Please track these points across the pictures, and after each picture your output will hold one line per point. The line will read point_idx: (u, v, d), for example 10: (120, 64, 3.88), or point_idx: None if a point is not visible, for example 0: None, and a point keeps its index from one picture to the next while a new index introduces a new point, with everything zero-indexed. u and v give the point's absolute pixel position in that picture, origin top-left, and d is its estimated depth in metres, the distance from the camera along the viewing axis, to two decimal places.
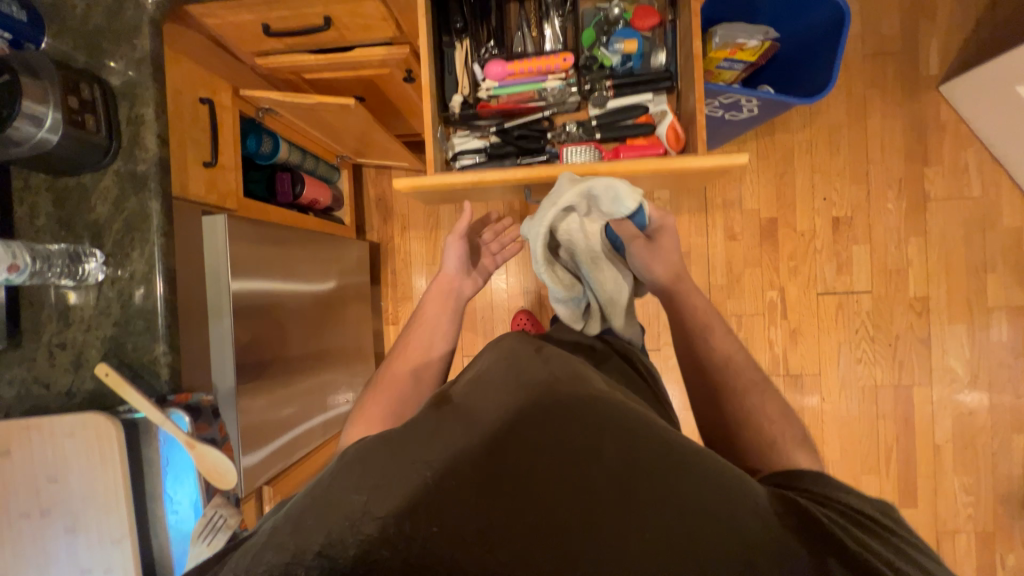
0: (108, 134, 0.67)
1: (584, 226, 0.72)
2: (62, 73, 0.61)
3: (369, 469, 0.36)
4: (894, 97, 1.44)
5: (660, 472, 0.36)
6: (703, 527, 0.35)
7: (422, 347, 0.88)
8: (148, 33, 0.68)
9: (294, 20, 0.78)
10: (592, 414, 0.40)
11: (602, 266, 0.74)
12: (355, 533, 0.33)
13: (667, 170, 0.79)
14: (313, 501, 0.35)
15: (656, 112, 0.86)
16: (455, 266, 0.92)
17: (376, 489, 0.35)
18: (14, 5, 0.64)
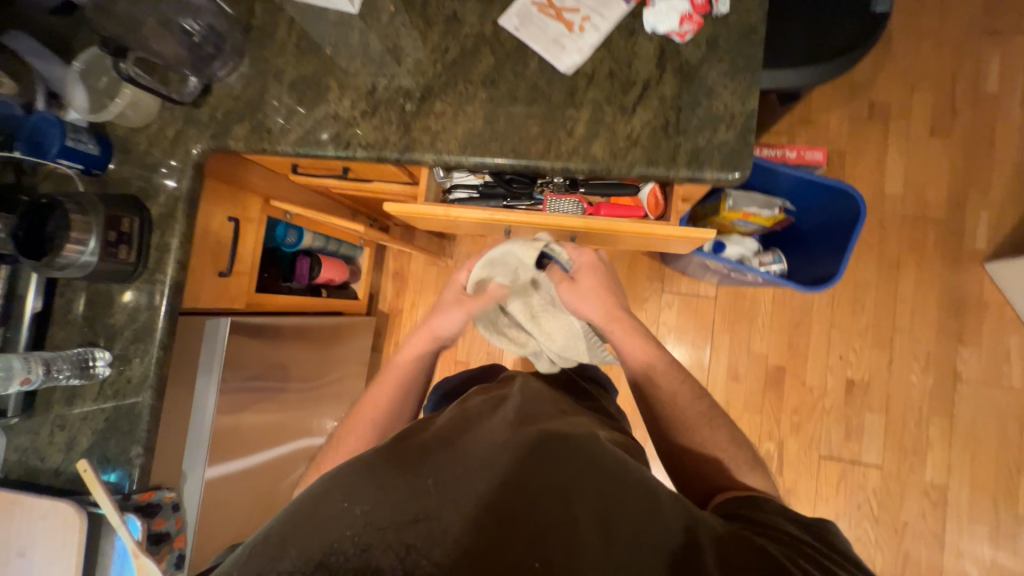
0: (137, 259, 0.78)
1: (520, 293, 0.78)
2: (109, 212, 0.73)
3: (375, 486, 0.45)
4: (933, 265, 1.36)
5: (613, 495, 0.44)
6: (653, 536, 0.42)
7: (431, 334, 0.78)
8: (190, 175, 0.79)
9: (317, 166, 0.87)
10: (554, 447, 0.50)
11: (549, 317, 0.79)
12: (356, 542, 0.40)
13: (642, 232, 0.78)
14: (305, 512, 0.43)
15: None
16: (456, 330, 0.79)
17: (377, 502, 0.43)
18: (90, 141, 0.78)
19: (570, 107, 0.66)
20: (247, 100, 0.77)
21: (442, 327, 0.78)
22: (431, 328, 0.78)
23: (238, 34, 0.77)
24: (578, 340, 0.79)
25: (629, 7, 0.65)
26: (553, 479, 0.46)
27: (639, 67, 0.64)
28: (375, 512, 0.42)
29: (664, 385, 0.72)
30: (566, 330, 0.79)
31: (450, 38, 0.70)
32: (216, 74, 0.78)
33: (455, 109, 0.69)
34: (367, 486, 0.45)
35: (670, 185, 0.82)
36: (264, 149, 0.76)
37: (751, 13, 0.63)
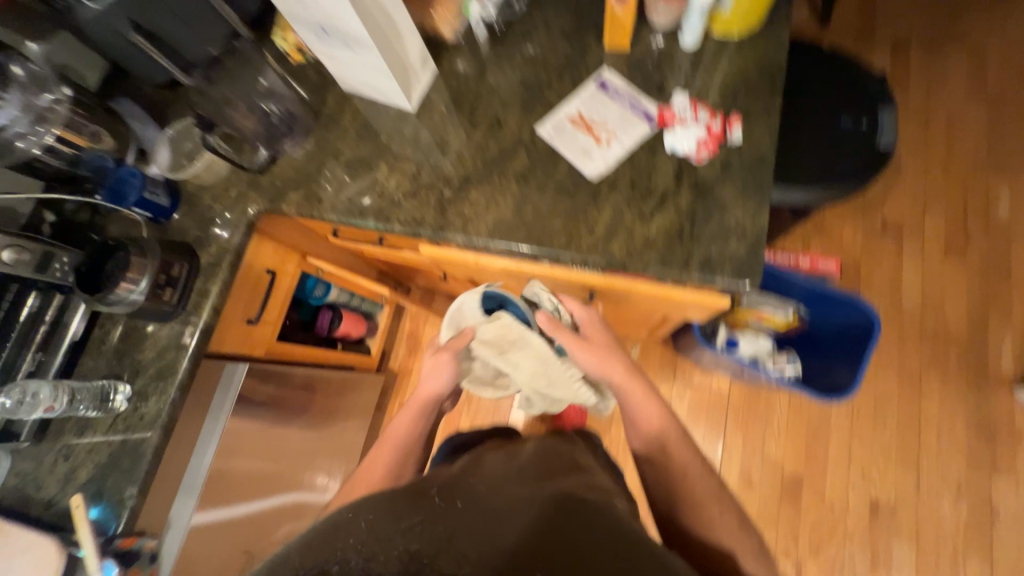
0: (178, 301, 0.83)
1: (486, 343, 0.81)
2: (163, 258, 0.80)
3: (384, 505, 0.49)
4: (957, 385, 1.32)
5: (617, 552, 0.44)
6: None
7: (423, 387, 0.83)
8: (243, 230, 0.87)
9: (356, 232, 0.95)
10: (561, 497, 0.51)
11: (519, 361, 0.81)
12: (358, 553, 0.43)
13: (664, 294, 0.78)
14: (326, 525, 0.47)
15: None
16: (444, 384, 0.83)
17: (383, 517, 0.47)
18: (162, 193, 0.88)
19: (593, 207, 0.72)
20: (305, 172, 0.87)
21: (432, 384, 0.82)
22: (425, 389, 0.83)
23: (309, 118, 0.89)
24: (550, 367, 0.81)
25: (652, 128, 0.73)
26: (559, 527, 0.47)
27: (658, 179, 0.71)
28: (381, 525, 0.46)
29: (688, 472, 0.71)
30: (535, 360, 0.81)
31: (490, 138, 0.80)
32: (283, 148, 0.88)
33: (489, 198, 0.76)
34: (377, 504, 0.49)
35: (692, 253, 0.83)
36: (313, 215, 0.85)
37: (763, 141, 0.70)
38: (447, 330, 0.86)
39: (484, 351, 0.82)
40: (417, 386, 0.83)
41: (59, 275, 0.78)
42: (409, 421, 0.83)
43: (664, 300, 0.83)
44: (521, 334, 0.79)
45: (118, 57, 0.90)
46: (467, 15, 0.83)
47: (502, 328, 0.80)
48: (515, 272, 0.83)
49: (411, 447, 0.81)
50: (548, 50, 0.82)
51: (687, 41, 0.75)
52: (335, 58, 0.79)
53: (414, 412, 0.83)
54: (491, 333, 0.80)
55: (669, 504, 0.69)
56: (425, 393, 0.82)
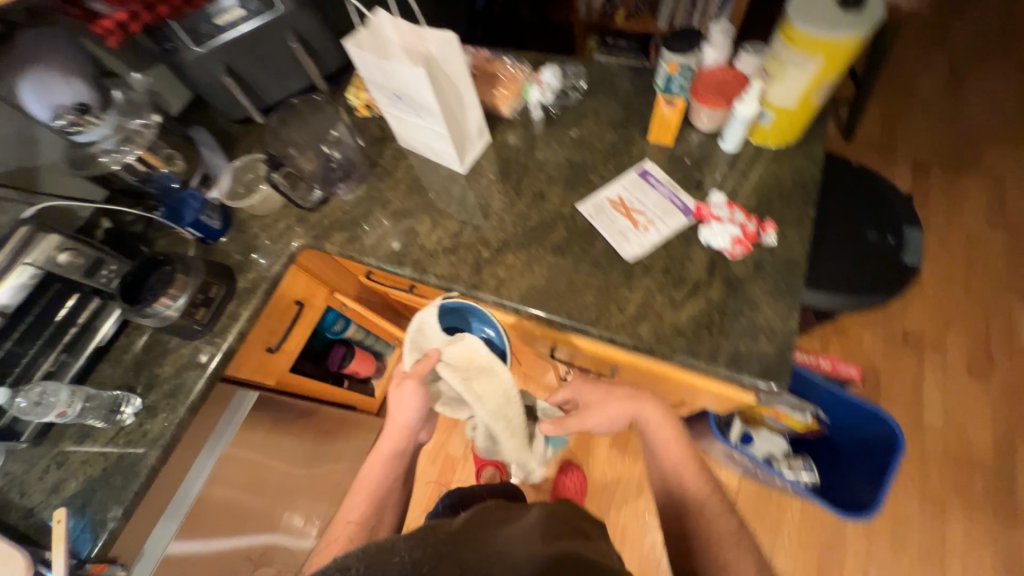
0: (208, 322, 0.84)
1: (450, 365, 0.84)
2: (205, 277, 0.83)
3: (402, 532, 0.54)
4: (983, 516, 1.25)
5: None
6: None
7: (400, 418, 0.86)
8: (283, 261, 0.90)
9: (389, 277, 0.97)
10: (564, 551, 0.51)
11: (478, 385, 0.85)
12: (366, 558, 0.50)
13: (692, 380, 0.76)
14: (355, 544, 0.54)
15: None
16: (412, 415, 0.86)
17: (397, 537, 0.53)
18: (214, 215, 0.92)
19: (625, 287, 0.74)
20: (353, 216, 0.92)
21: (401, 415, 0.85)
22: (394, 420, 0.86)
23: (364, 167, 0.96)
24: (509, 398, 0.88)
25: (688, 221, 0.77)
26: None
27: (692, 269, 0.73)
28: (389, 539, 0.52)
29: (705, 512, 0.70)
30: (496, 388, 0.87)
31: (532, 209, 0.84)
32: (337, 191, 0.94)
33: (525, 265, 0.79)
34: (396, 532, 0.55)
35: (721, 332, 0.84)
36: (354, 256, 0.89)
37: (796, 247, 0.72)
38: (409, 355, 0.87)
39: (447, 373, 0.84)
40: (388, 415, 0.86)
41: (103, 280, 0.81)
42: (388, 454, 0.86)
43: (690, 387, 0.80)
44: (482, 357, 0.84)
45: (205, 93, 0.99)
46: (525, 97, 0.90)
47: (466, 350, 0.84)
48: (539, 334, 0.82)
49: (387, 491, 0.84)
50: (595, 136, 0.89)
51: (728, 145, 0.81)
52: (402, 120, 0.86)
53: (390, 442, 0.86)
54: (455, 356, 0.84)
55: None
56: (401, 426, 0.85)
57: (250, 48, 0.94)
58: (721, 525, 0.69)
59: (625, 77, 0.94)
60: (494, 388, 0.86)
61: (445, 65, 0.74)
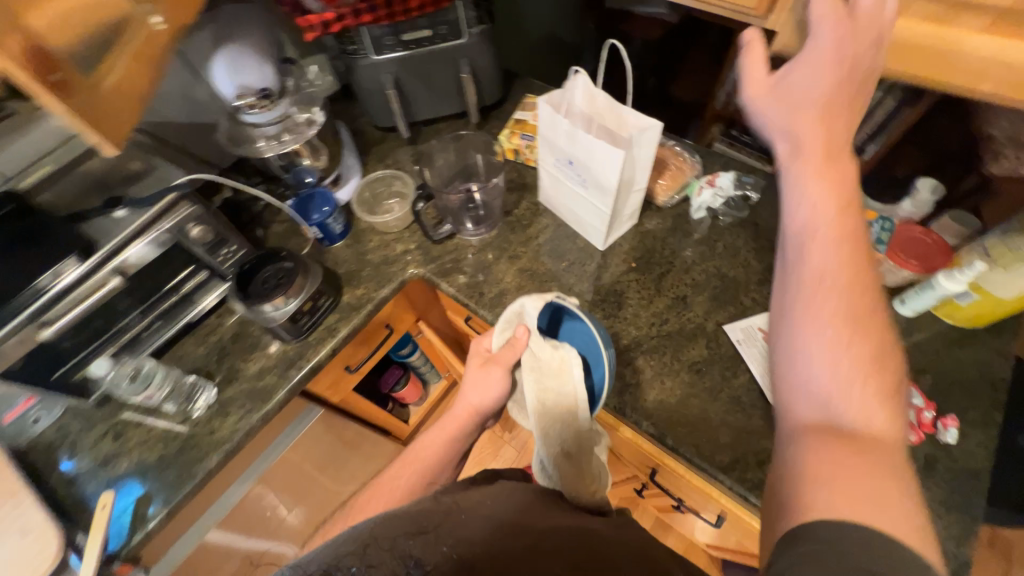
0: (304, 330, 0.80)
1: (536, 365, 0.67)
2: (320, 285, 0.80)
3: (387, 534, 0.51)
4: None
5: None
6: None
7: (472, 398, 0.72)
8: (392, 286, 0.86)
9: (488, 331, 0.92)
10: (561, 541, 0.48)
11: (553, 407, 0.67)
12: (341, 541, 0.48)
13: None
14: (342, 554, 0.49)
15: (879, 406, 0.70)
16: (486, 403, 0.72)
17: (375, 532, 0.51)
18: (339, 220, 0.89)
19: (767, 439, 0.66)
20: (474, 261, 0.87)
21: (479, 398, 0.72)
22: (468, 401, 0.72)
23: (499, 213, 0.91)
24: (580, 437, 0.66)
25: None
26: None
27: None
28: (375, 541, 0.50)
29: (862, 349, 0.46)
30: (569, 422, 0.66)
31: (670, 312, 0.78)
32: (465, 229, 0.90)
33: (653, 373, 0.72)
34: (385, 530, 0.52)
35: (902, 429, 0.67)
36: (467, 303, 0.84)
37: (978, 455, 0.63)
38: (500, 334, 0.73)
39: (529, 373, 0.67)
40: (462, 390, 0.73)
41: (222, 258, 0.79)
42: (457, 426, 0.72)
43: None
44: (574, 379, 0.66)
45: (362, 99, 0.98)
46: (687, 191, 0.86)
47: (558, 361, 0.66)
48: (649, 457, 0.74)
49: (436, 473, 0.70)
50: (753, 253, 0.82)
51: (904, 308, 0.73)
52: (557, 181, 0.83)
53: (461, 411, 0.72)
54: (546, 361, 0.67)
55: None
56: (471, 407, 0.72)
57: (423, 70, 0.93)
58: (865, 341, 0.46)
59: None
60: (567, 418, 0.67)
61: (637, 152, 0.71)
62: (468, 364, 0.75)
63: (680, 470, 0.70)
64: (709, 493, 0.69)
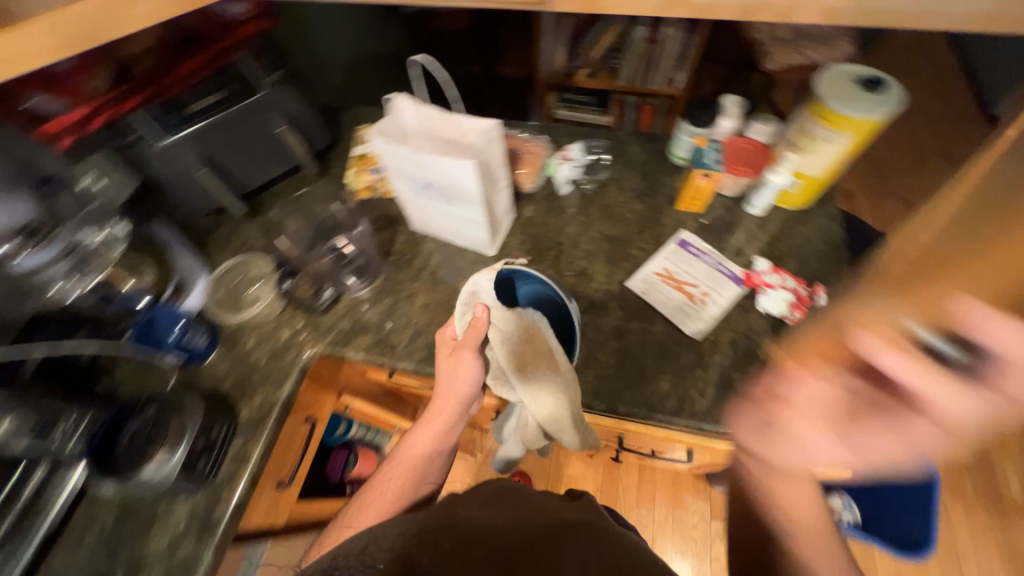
0: (209, 474, 0.67)
1: (504, 338, 0.63)
2: (205, 418, 0.67)
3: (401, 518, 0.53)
4: (980, 516, 1.36)
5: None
6: None
7: (447, 383, 0.68)
8: (293, 379, 0.76)
9: (417, 380, 0.85)
10: (575, 548, 0.46)
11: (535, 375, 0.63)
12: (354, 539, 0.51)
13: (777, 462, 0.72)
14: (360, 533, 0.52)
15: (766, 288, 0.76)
16: (468, 387, 0.68)
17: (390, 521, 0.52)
18: (201, 334, 0.77)
19: (698, 367, 0.71)
20: (373, 316, 0.81)
21: (455, 388, 0.68)
22: (446, 394, 0.68)
23: (378, 257, 0.85)
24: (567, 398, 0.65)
25: (741, 289, 0.76)
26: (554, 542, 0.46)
27: (758, 341, 0.72)
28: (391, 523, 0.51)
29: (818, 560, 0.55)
30: (551, 388, 0.64)
31: (578, 289, 0.80)
32: (349, 287, 0.83)
33: (585, 353, 0.73)
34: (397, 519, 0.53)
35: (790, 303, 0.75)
36: (383, 362, 0.77)
37: None
38: (461, 317, 0.67)
39: (501, 350, 0.64)
40: (438, 383, 0.69)
41: (58, 443, 0.62)
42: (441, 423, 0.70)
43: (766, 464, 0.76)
44: (548, 339, 0.63)
45: (171, 190, 0.84)
46: (548, 171, 0.89)
47: (525, 327, 0.62)
48: (610, 427, 0.75)
49: (428, 464, 0.69)
50: (625, 207, 0.88)
51: (755, 209, 0.84)
52: (424, 207, 0.79)
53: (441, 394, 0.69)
54: (511, 332, 0.63)
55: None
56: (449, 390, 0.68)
57: (231, 136, 0.82)
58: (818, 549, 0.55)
59: (638, 145, 0.95)
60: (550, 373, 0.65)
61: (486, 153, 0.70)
62: (438, 357, 0.71)
63: (641, 426, 0.71)
64: (673, 436, 0.73)
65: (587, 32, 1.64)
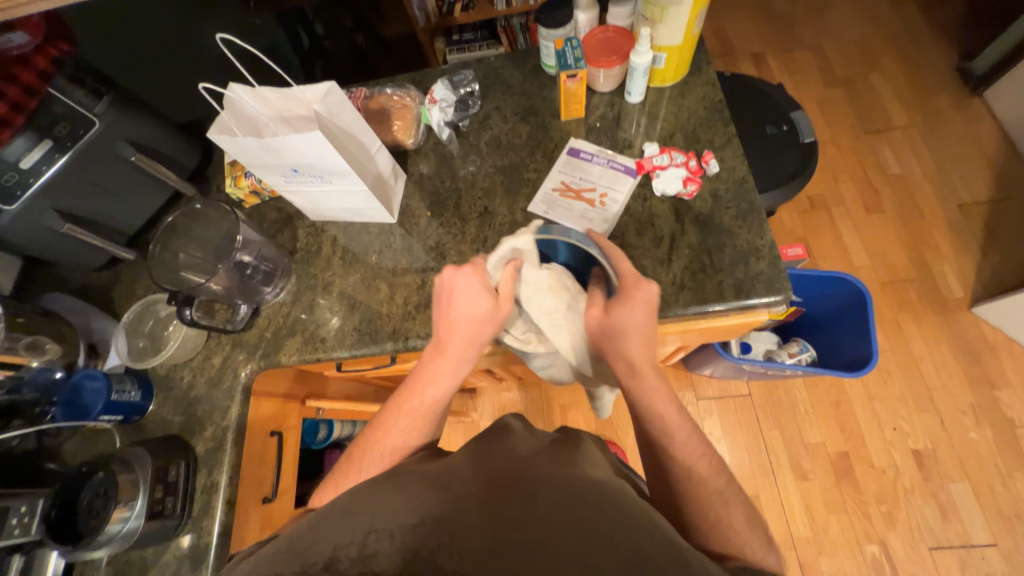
0: (182, 509, 0.69)
1: (534, 291, 0.66)
2: (156, 463, 0.68)
3: (349, 498, 0.50)
4: (930, 320, 1.48)
5: (613, 533, 0.41)
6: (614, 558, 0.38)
7: (471, 326, 0.66)
8: (239, 400, 0.76)
9: (365, 362, 0.86)
10: (539, 490, 0.46)
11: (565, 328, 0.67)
12: (302, 533, 0.47)
13: (695, 328, 0.75)
14: (309, 522, 0.48)
15: (660, 166, 0.76)
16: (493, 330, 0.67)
17: (337, 509, 0.49)
18: (132, 387, 0.74)
19: None
20: (295, 316, 0.80)
21: (482, 332, 0.66)
22: (466, 337, 0.66)
23: (284, 257, 0.82)
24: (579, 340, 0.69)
25: (636, 180, 0.77)
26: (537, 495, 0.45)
27: (662, 224, 0.74)
28: (337, 509, 0.48)
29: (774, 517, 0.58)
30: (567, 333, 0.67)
31: (485, 227, 0.80)
32: (265, 296, 0.81)
33: None
34: (345, 500, 0.50)
35: (686, 175, 0.75)
36: (319, 358, 0.77)
37: (738, 167, 0.76)
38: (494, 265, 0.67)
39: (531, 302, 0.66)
40: (459, 326, 0.66)
41: (19, 531, 0.61)
42: (453, 363, 0.67)
43: (691, 333, 0.79)
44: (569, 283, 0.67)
45: (46, 254, 0.79)
46: (424, 121, 0.85)
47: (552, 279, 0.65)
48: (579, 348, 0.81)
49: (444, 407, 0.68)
50: (512, 133, 0.86)
51: (634, 97, 0.82)
52: (306, 192, 0.76)
53: (463, 328, 0.66)
54: (541, 282, 0.65)
55: (669, 496, 0.59)
56: (472, 334, 0.66)
57: (84, 182, 0.75)
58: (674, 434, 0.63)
59: (510, 66, 0.91)
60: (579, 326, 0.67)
61: (335, 119, 0.66)
62: (464, 300, 0.66)
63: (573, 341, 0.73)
64: None
65: None
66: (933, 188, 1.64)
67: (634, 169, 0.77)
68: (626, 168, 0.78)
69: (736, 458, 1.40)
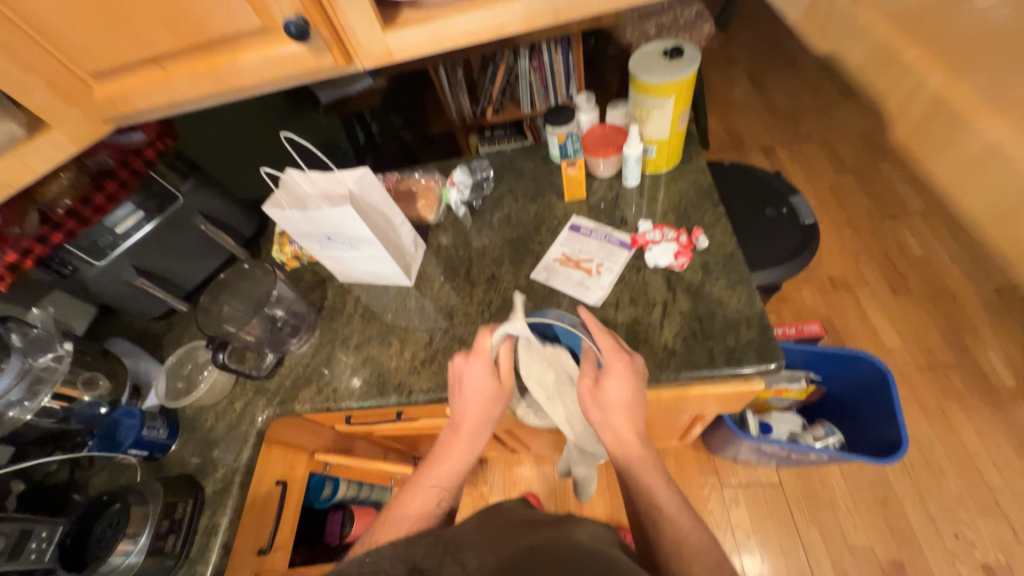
0: (181, 549, 0.71)
1: (529, 365, 0.71)
2: (167, 499, 0.71)
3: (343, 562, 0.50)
4: (980, 409, 1.36)
5: None
6: None
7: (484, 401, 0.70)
8: (251, 444, 0.81)
9: (372, 415, 0.90)
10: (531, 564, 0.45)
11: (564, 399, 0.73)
12: None
13: (690, 394, 0.76)
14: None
15: (652, 240, 0.83)
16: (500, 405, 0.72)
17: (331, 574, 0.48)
18: (160, 426, 0.81)
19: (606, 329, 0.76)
20: (313, 367, 0.87)
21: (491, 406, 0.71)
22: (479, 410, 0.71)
23: (311, 313, 0.92)
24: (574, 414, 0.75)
25: (631, 253, 0.84)
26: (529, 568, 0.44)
27: (654, 292, 0.78)
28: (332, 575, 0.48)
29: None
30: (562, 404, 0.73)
31: (491, 291, 0.87)
32: (290, 347, 0.89)
33: None
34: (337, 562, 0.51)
35: (677, 248, 0.81)
36: (329, 408, 0.82)
37: (727, 242, 0.81)
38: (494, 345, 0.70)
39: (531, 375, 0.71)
40: (472, 401, 0.71)
41: (35, 556, 0.64)
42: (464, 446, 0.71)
43: (689, 401, 0.80)
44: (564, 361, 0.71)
45: (118, 304, 0.93)
46: (445, 200, 0.97)
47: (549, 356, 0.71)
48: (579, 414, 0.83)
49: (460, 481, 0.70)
50: (521, 210, 0.96)
51: (630, 182, 0.91)
52: (336, 257, 0.87)
53: (475, 412, 0.70)
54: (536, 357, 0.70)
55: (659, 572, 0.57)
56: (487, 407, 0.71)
57: (160, 245, 0.91)
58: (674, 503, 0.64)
59: (522, 156, 1.05)
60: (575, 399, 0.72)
61: (366, 197, 0.78)
62: (476, 376, 0.71)
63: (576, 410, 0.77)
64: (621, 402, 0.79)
65: (481, 74, 1.80)
66: (962, 271, 1.60)
67: (628, 243, 0.85)
68: (623, 241, 0.85)
69: (769, 557, 1.25)
